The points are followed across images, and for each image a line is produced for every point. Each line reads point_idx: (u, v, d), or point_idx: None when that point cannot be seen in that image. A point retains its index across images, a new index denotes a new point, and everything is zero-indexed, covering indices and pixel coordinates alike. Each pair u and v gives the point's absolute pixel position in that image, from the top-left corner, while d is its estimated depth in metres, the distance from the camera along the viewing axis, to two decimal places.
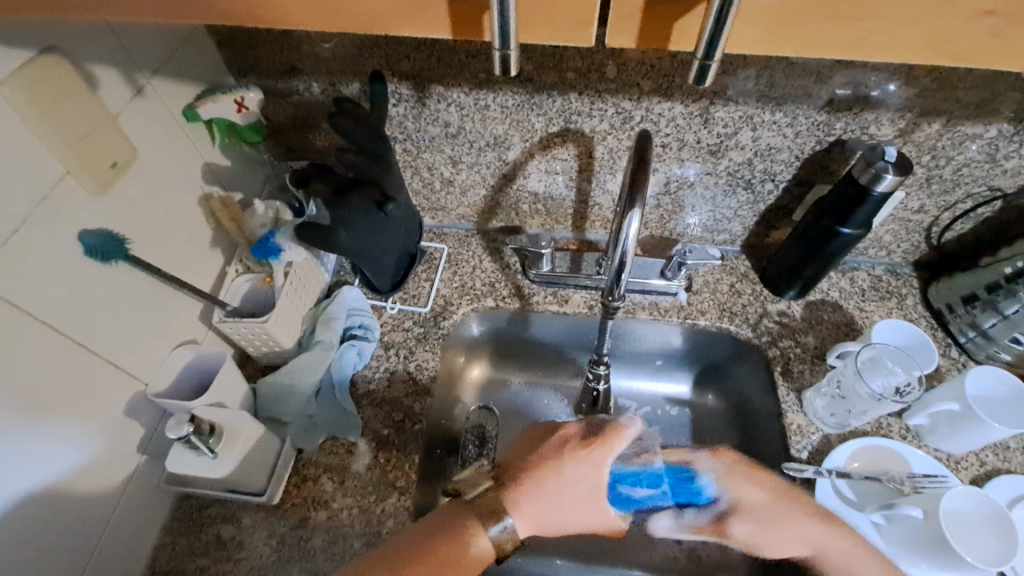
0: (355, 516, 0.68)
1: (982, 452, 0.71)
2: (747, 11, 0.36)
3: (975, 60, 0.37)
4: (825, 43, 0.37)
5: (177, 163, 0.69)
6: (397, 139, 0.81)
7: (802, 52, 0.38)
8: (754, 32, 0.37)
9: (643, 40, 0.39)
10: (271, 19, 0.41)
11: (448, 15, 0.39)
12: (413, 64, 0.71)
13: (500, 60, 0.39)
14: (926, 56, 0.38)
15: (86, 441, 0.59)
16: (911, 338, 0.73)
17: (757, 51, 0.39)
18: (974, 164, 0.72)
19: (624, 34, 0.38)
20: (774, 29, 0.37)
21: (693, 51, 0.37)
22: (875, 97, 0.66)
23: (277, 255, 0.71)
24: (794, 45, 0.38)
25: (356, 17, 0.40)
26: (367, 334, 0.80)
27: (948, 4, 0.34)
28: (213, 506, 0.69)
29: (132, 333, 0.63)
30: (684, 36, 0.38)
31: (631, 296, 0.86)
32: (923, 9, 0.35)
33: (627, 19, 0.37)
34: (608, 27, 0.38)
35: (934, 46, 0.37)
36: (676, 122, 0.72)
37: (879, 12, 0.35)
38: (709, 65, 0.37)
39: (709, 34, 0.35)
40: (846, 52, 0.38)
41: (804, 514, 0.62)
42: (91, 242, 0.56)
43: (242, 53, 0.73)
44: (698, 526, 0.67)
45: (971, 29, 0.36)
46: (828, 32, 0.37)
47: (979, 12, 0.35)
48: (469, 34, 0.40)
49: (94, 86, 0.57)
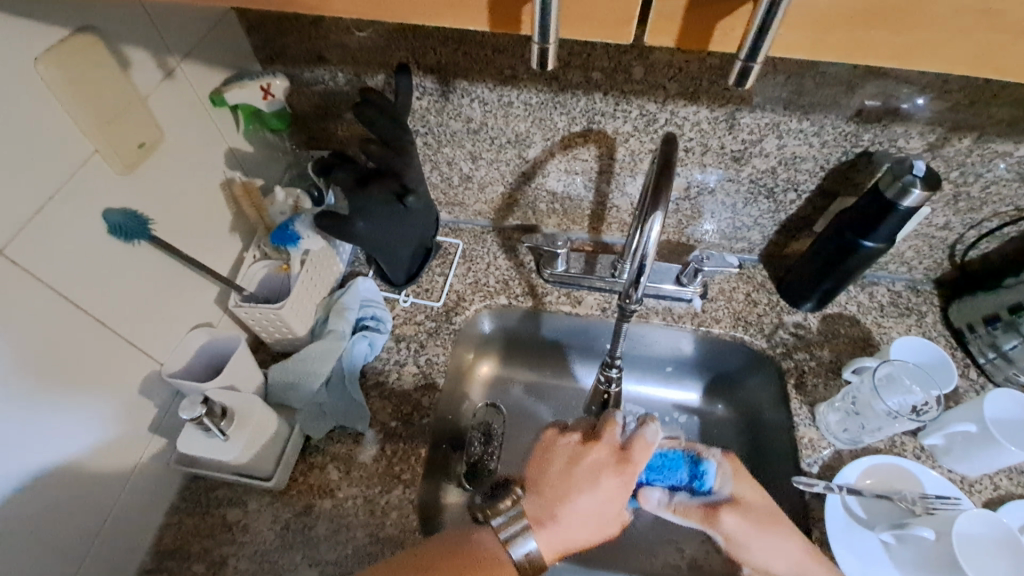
0: (359, 506, 0.68)
1: (997, 476, 0.69)
2: (791, 15, 0.35)
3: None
4: (869, 51, 0.37)
5: (202, 147, 0.69)
6: (418, 133, 0.81)
7: (845, 58, 0.37)
8: (796, 37, 0.37)
9: (683, 40, 0.38)
10: (313, 5, 0.41)
11: (487, 11, 0.39)
12: (439, 57, 0.71)
13: (537, 55, 0.38)
14: (971, 69, 0.37)
15: (101, 417, 0.59)
16: (930, 356, 0.72)
17: (800, 55, 0.38)
18: (1003, 182, 0.70)
19: (664, 35, 0.38)
20: (818, 34, 0.36)
21: (736, 53, 0.36)
22: (906, 110, 0.65)
23: (295, 242, 0.71)
24: (837, 52, 0.37)
25: (397, 8, 0.40)
26: (379, 326, 0.81)
27: (995, 16, 0.34)
28: (221, 489, 0.70)
29: (151, 313, 0.64)
30: (725, 37, 0.37)
31: (645, 300, 0.86)
32: (967, 20, 0.34)
33: (668, 19, 0.37)
34: (648, 27, 0.38)
35: (981, 58, 0.36)
36: (701, 127, 0.71)
37: (925, 21, 0.34)
38: (751, 68, 0.36)
39: (753, 37, 0.34)
40: (889, 62, 0.37)
41: (788, 529, 0.59)
42: (117, 220, 0.57)
43: (271, 41, 0.74)
44: (688, 509, 0.62)
45: (1017, 43, 0.35)
46: (874, 38, 0.36)
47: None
48: (506, 28, 0.40)
49: (126, 67, 0.58)
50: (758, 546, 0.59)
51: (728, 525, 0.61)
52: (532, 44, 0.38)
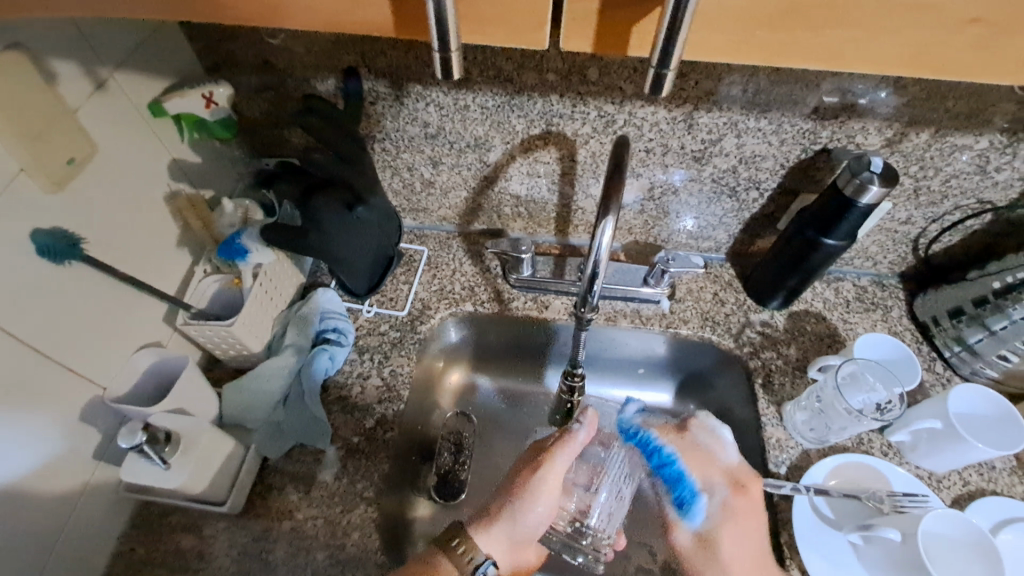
0: (320, 527, 0.66)
1: (965, 471, 0.69)
2: (706, 22, 0.35)
3: (957, 72, 0.37)
4: (799, 52, 0.37)
5: (143, 160, 0.66)
6: (375, 138, 0.79)
7: (772, 61, 0.37)
8: (719, 42, 0.37)
9: (599, 45, 0.39)
10: (213, 13, 0.41)
11: (391, 16, 0.39)
12: (389, 61, 0.69)
13: (442, 65, 0.39)
14: (905, 68, 0.37)
15: (38, 449, 0.56)
16: (895, 352, 0.71)
17: (721, 60, 0.38)
18: (963, 175, 0.70)
19: (578, 40, 0.39)
20: (741, 39, 0.36)
21: (647, 58, 0.36)
22: (864, 105, 0.64)
23: (244, 256, 0.69)
24: (762, 55, 0.37)
25: (295, 13, 0.40)
26: (341, 339, 0.77)
27: (934, 11, 0.33)
28: (174, 515, 0.67)
29: (89, 335, 0.61)
30: (641, 41, 0.38)
31: (613, 303, 0.84)
32: (900, 16, 0.34)
33: (581, 25, 0.38)
34: (561, 33, 0.39)
35: (917, 56, 0.36)
36: (660, 127, 0.70)
37: (855, 20, 0.34)
38: (664, 74, 0.36)
39: (663, 45, 0.34)
40: (823, 61, 0.37)
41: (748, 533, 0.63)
42: (45, 242, 0.54)
43: (214, 46, 0.71)
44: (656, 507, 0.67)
45: (955, 40, 0.35)
46: (801, 41, 0.36)
47: (966, 20, 0.34)
48: (411, 35, 0.40)
49: (52, 80, 0.55)
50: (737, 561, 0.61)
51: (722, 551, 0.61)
52: (435, 54, 0.38)
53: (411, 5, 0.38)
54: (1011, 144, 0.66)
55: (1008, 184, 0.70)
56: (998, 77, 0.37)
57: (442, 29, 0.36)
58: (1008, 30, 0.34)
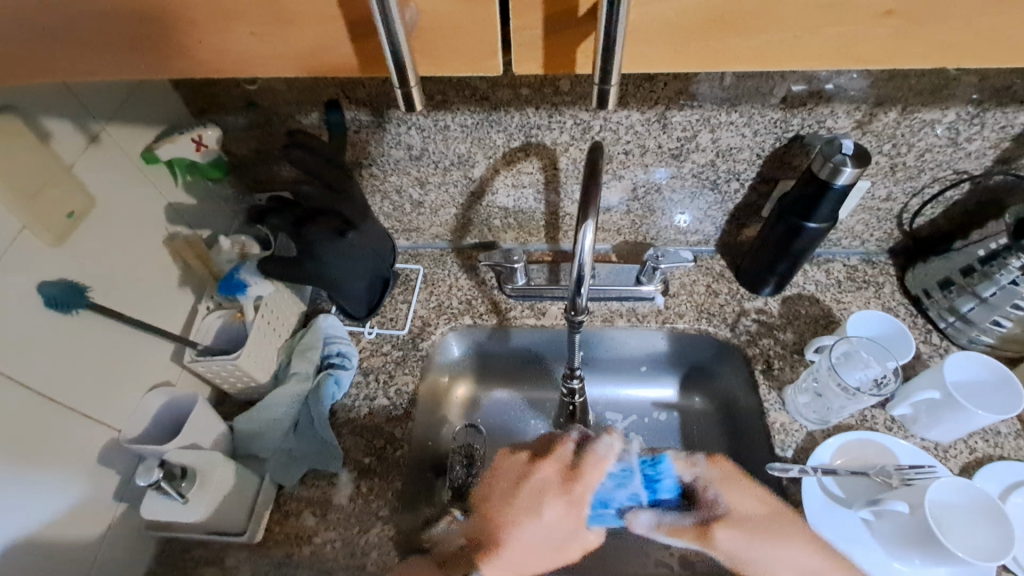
0: (339, 549, 0.67)
1: (971, 439, 0.70)
2: (646, 33, 0.38)
3: (881, 60, 0.39)
4: (731, 57, 0.39)
5: (138, 208, 0.69)
6: (362, 166, 0.81)
7: (707, 65, 0.40)
8: (653, 53, 0.39)
9: (548, 65, 0.41)
10: (187, 70, 0.43)
11: (354, 53, 0.41)
12: (367, 91, 0.71)
13: (403, 98, 0.41)
14: (835, 60, 0.39)
15: (61, 496, 0.58)
16: (888, 327, 0.73)
17: (663, 68, 0.41)
18: (936, 149, 0.72)
19: (528, 61, 0.41)
20: (677, 47, 0.39)
21: (591, 75, 0.39)
22: (829, 91, 0.66)
23: (243, 290, 0.72)
24: (700, 61, 0.40)
25: (262, 64, 0.42)
26: (345, 362, 0.78)
27: (849, 8, 0.36)
28: (197, 549, 0.68)
29: (100, 380, 0.63)
30: (585, 59, 0.41)
31: (608, 304, 0.85)
32: (820, 15, 0.36)
33: (530, 46, 0.40)
34: (513, 56, 0.41)
35: (842, 48, 0.38)
36: (635, 130, 0.72)
37: (780, 21, 0.37)
38: (607, 88, 0.39)
39: (602, 61, 0.37)
40: (758, 61, 0.40)
41: (797, 534, 0.62)
42: (51, 292, 0.56)
43: (201, 92, 0.74)
44: (678, 529, 0.67)
45: (876, 29, 0.37)
46: (732, 47, 0.39)
47: (881, 12, 0.36)
48: (375, 73, 0.43)
49: (48, 139, 0.57)
50: (769, 562, 0.61)
51: (728, 543, 0.64)
52: (396, 89, 0.41)
53: (372, 44, 0.41)
54: (979, 114, 0.67)
55: (982, 152, 0.72)
56: (918, 63, 0.39)
57: (400, 66, 0.39)
58: (919, 20, 0.37)
